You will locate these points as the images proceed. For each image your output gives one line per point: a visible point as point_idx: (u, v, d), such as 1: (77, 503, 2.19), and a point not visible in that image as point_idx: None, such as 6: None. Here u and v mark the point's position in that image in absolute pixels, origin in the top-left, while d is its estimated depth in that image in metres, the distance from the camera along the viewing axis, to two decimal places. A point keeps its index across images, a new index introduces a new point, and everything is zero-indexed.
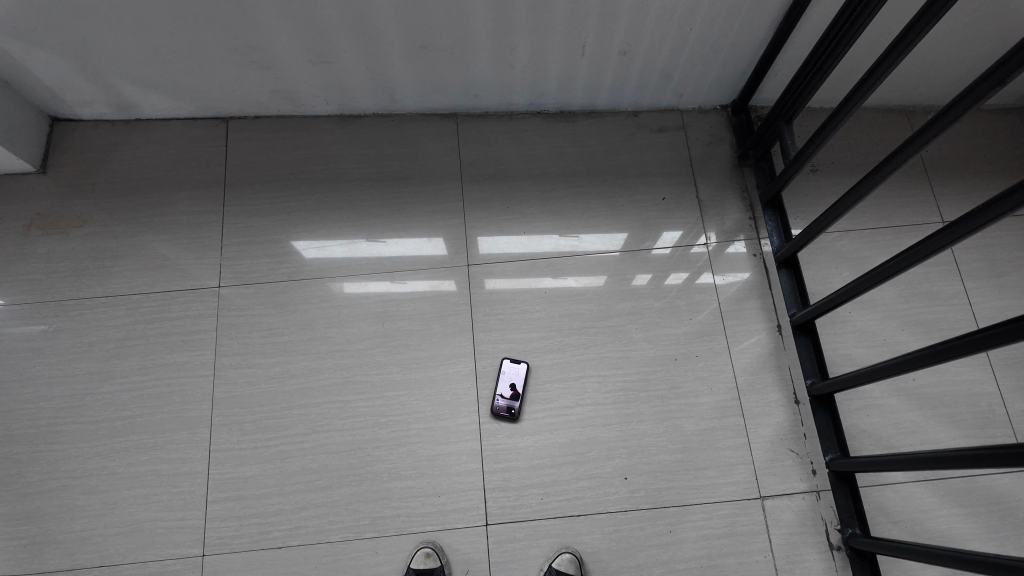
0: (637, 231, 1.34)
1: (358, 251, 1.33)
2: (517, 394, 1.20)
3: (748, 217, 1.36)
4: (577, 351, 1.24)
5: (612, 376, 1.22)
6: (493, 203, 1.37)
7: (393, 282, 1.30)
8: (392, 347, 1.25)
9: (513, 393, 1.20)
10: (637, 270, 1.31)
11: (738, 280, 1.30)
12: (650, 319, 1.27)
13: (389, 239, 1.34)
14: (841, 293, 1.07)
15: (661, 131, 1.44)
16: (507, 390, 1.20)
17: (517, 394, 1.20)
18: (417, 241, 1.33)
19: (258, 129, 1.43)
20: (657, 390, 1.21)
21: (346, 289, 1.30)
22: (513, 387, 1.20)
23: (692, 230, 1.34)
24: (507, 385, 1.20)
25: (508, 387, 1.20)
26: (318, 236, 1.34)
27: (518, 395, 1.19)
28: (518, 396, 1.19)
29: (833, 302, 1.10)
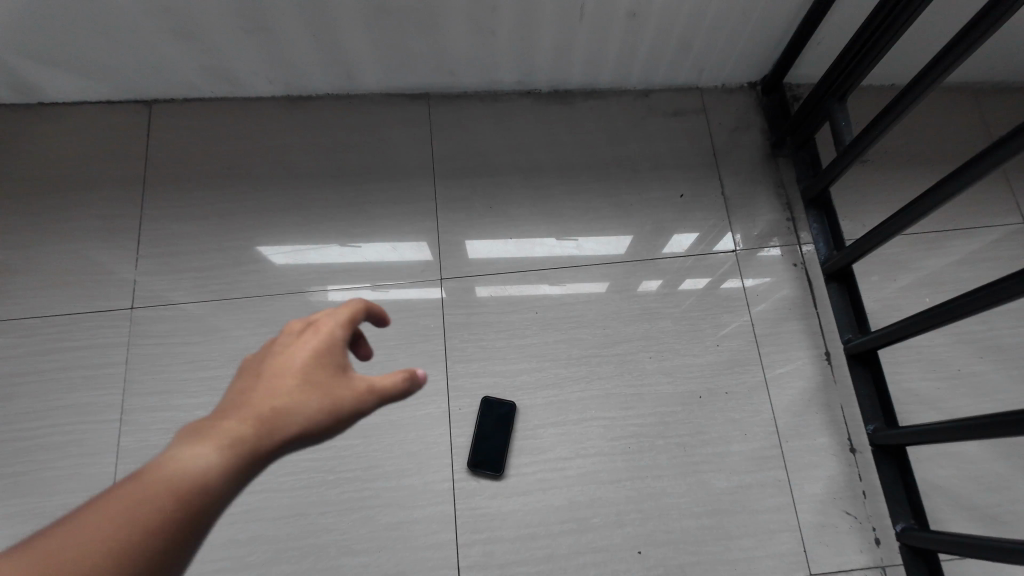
0: (642, 235, 1.09)
1: (304, 257, 1.07)
2: (505, 450, 0.95)
3: (786, 217, 1.10)
4: (575, 387, 0.99)
5: (621, 419, 0.98)
6: (473, 201, 1.11)
7: (350, 303, 1.05)
8: None
9: (500, 449, 0.95)
10: (649, 285, 1.06)
11: (775, 295, 1.05)
12: (668, 346, 1.02)
13: (361, 243, 1.08)
14: (907, 325, 0.85)
15: (677, 114, 1.18)
16: (494, 445, 0.95)
17: (504, 451, 0.95)
18: (379, 247, 1.08)
19: (189, 115, 1.18)
20: (677, 437, 0.97)
21: (288, 309, 1.04)
22: (500, 442, 0.95)
23: (715, 233, 1.09)
24: (493, 437, 0.95)
25: (495, 441, 0.95)
26: (254, 248, 1.09)
27: (504, 453, 0.95)
28: (505, 453, 0.95)
29: (899, 334, 0.87)
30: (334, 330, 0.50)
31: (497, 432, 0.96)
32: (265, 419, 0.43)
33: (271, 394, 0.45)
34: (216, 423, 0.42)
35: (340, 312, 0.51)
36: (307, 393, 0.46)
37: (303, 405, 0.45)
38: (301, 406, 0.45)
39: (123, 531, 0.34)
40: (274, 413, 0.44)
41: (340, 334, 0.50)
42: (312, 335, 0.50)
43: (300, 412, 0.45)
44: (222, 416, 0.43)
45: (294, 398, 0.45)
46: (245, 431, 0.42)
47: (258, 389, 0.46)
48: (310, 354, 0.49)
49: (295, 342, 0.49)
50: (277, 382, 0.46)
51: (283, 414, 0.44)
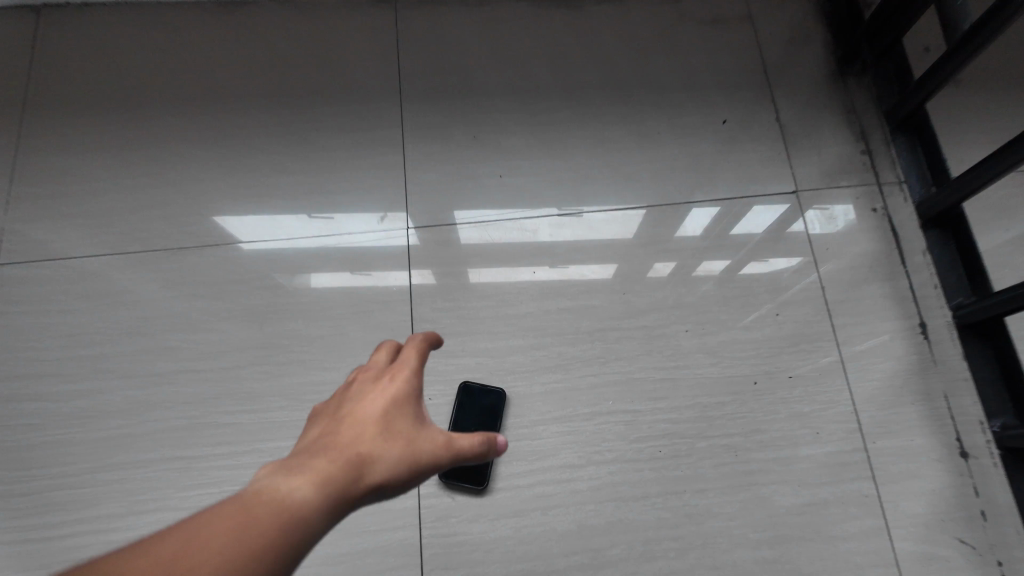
0: (656, 179, 0.82)
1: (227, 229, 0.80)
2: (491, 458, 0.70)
3: (860, 150, 0.84)
4: (586, 370, 0.74)
5: (649, 414, 0.72)
6: (453, 129, 0.84)
7: (312, 277, 0.77)
8: (274, 368, 0.73)
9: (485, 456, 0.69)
10: (682, 239, 0.79)
11: (850, 250, 0.79)
12: (711, 317, 0.76)
13: (335, 214, 0.80)
14: None
15: (715, 24, 0.91)
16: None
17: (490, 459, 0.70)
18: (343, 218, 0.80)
19: (86, 22, 0.91)
20: (725, 438, 0.71)
21: (202, 268, 0.78)
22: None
23: (770, 171, 0.82)
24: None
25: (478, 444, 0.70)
26: (158, 189, 0.82)
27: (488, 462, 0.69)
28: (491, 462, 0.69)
29: None
30: (410, 378, 0.48)
31: (481, 432, 0.70)
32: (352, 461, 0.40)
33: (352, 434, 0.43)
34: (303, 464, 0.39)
35: (408, 356, 0.49)
36: (391, 437, 0.43)
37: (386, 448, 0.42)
38: (385, 450, 0.42)
39: (228, 547, 0.32)
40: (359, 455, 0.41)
41: (415, 381, 0.47)
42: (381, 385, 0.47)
43: (384, 456, 0.42)
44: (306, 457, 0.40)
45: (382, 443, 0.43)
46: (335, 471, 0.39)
47: (337, 432, 0.43)
48: (388, 396, 0.46)
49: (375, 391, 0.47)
50: (358, 424, 0.44)
51: (370, 456, 0.41)
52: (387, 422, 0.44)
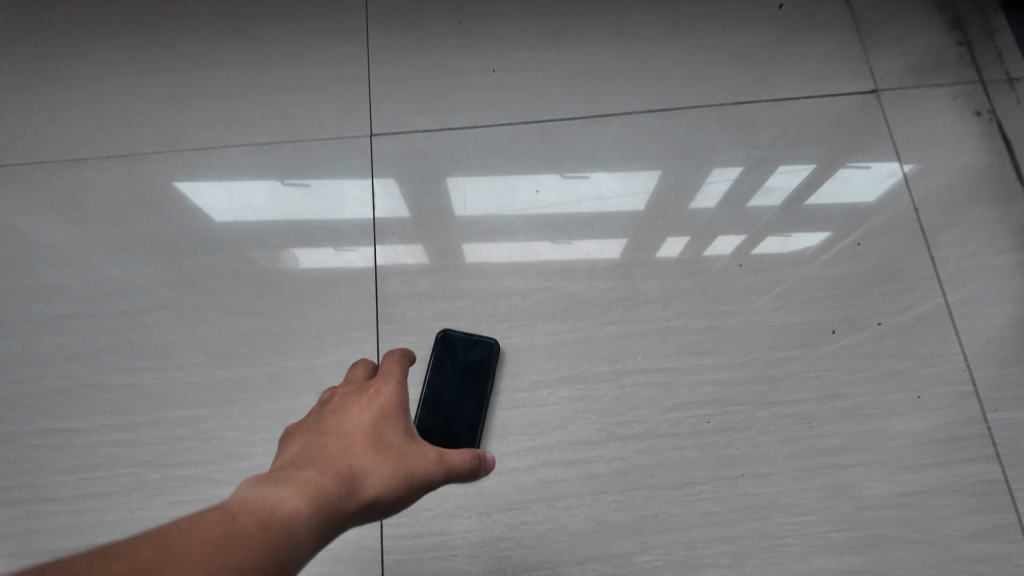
0: (694, 76, 0.63)
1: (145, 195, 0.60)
2: (476, 430, 0.51)
3: (955, 38, 0.65)
4: (606, 316, 0.55)
5: (690, 372, 0.53)
6: (431, 16, 0.65)
7: (297, 253, 0.57)
8: (189, 314, 0.55)
9: (467, 429, 0.51)
10: (728, 149, 0.60)
11: (952, 160, 0.60)
12: (771, 248, 0.57)
13: (313, 180, 0.59)
14: None
15: None
16: (455, 421, 0.51)
17: (474, 433, 0.51)
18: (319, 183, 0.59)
19: None
20: (793, 406, 0.52)
21: (100, 186, 0.60)
22: (466, 415, 0.51)
23: (841, 67, 0.64)
24: (456, 406, 0.51)
25: (458, 413, 0.51)
26: (50, 90, 0.64)
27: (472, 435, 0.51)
28: (475, 435, 0.50)
29: None
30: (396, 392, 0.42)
31: (462, 397, 0.52)
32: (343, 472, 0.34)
33: (340, 445, 0.37)
34: (288, 475, 0.33)
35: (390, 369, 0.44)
36: (384, 447, 0.37)
37: (380, 457, 0.36)
38: (380, 459, 0.36)
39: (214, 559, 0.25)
40: (350, 465, 0.35)
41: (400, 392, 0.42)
42: (366, 398, 0.41)
43: (376, 468, 0.36)
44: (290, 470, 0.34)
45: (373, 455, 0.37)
46: (327, 482, 0.33)
47: (317, 447, 0.37)
48: (376, 408, 0.40)
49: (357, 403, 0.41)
50: (345, 435, 0.38)
51: (362, 467, 0.35)
52: (378, 433, 0.38)
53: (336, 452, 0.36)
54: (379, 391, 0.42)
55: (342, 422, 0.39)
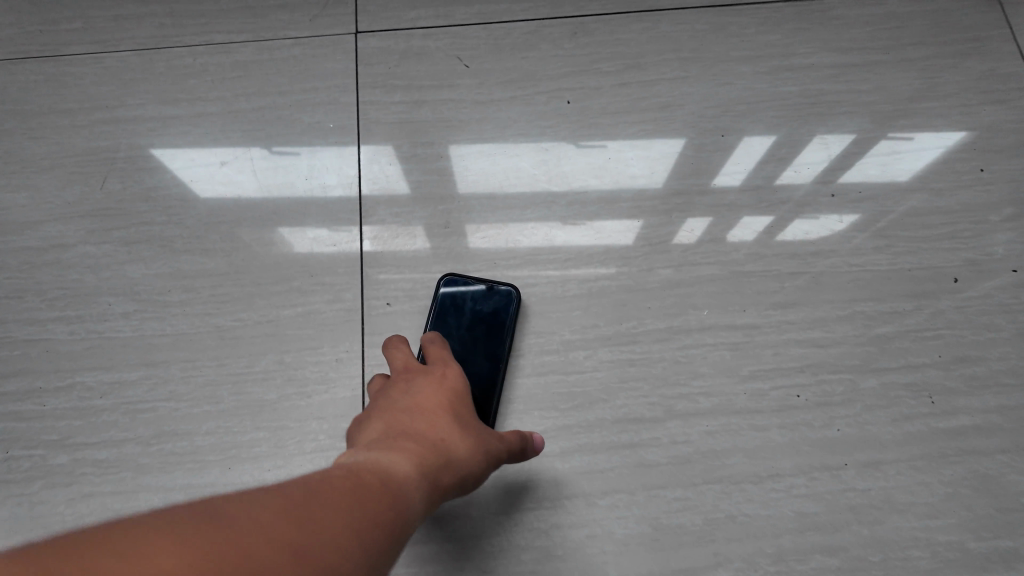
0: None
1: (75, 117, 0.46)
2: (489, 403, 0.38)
3: None
4: (659, 259, 0.42)
5: (772, 331, 0.40)
6: None
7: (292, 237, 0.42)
8: (116, 251, 0.42)
9: (478, 401, 0.38)
10: (812, 50, 0.47)
11: None
12: (873, 174, 0.44)
13: (307, 151, 0.45)
14: None
15: None
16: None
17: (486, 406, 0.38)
18: (319, 152, 0.45)
19: None
20: (909, 376, 0.40)
21: (11, 94, 0.47)
22: (476, 383, 0.39)
23: None
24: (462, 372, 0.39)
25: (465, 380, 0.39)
26: None
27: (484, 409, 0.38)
28: (489, 410, 0.38)
29: None
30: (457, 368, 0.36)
31: (472, 361, 0.39)
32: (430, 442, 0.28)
33: (417, 414, 0.30)
34: (371, 443, 0.27)
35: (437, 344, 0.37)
36: (466, 419, 0.31)
37: (466, 429, 0.30)
38: (463, 434, 0.30)
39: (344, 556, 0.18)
40: (437, 436, 0.29)
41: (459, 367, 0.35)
42: (427, 369, 0.34)
43: (462, 446, 0.29)
44: (364, 443, 0.27)
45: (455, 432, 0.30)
46: (422, 454, 0.27)
47: (388, 421, 0.30)
48: (445, 380, 0.33)
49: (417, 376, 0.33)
50: (416, 405, 0.31)
51: (449, 441, 0.29)
52: (453, 403, 0.32)
53: (418, 427, 0.29)
54: (444, 363, 0.35)
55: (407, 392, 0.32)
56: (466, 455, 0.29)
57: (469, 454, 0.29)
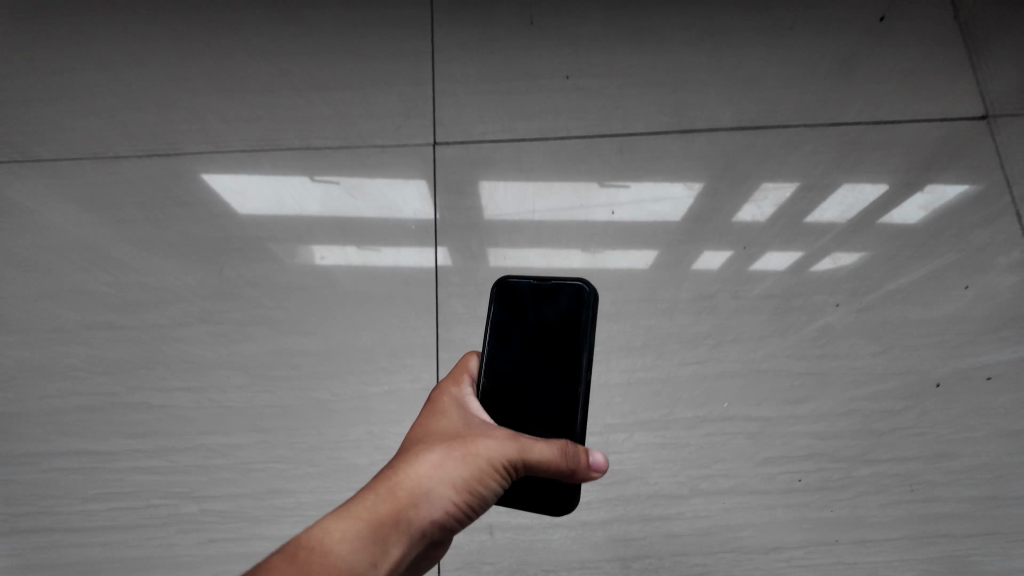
0: (784, 90, 0.58)
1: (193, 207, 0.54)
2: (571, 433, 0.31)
3: None
4: (689, 356, 0.50)
5: (784, 423, 0.48)
6: (500, 13, 0.60)
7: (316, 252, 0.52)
8: (232, 329, 0.50)
9: (556, 426, 0.32)
10: (825, 172, 0.55)
11: None
12: (874, 284, 0.51)
13: (345, 178, 0.54)
14: None
15: None
16: (536, 412, 0.33)
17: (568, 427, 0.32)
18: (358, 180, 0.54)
19: None
20: (899, 467, 0.47)
21: (139, 185, 0.55)
22: (559, 398, 0.32)
23: (945, 87, 0.58)
24: (533, 395, 0.33)
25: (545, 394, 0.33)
26: (91, 78, 0.59)
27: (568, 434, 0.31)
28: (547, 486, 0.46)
29: None
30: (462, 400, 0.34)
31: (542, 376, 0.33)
32: (379, 477, 0.28)
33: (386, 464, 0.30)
34: None
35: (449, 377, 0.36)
36: (445, 440, 0.30)
37: (435, 448, 0.29)
38: (417, 471, 0.28)
39: None
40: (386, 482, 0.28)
41: (460, 397, 0.34)
42: (428, 406, 0.34)
43: (415, 481, 0.28)
44: None
45: (411, 468, 0.28)
46: (362, 493, 0.27)
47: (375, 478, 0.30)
48: (439, 415, 0.33)
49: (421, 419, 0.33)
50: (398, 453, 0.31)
51: (395, 484, 0.28)
52: (427, 441, 0.30)
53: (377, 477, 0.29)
54: (441, 395, 0.34)
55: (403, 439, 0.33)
56: (425, 478, 0.28)
57: (429, 476, 0.28)
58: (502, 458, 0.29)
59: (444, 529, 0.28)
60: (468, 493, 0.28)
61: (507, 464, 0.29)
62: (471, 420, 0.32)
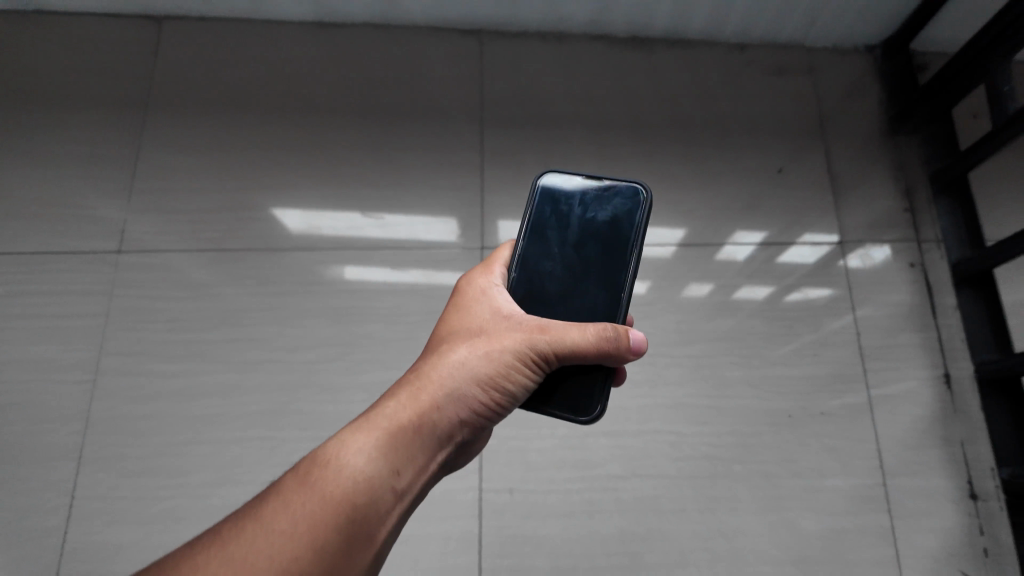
0: (709, 219, 0.90)
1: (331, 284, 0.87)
2: (614, 301, 0.45)
3: (903, 207, 0.92)
4: (637, 391, 0.80)
5: (692, 436, 0.79)
6: (526, 161, 0.93)
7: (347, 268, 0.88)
8: (357, 364, 0.83)
9: (601, 276, 0.46)
10: (729, 276, 0.87)
11: (882, 302, 0.87)
12: (753, 351, 0.83)
13: (387, 215, 0.91)
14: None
15: (779, 72, 1.00)
16: (582, 274, 0.46)
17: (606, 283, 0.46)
18: (399, 216, 0.91)
19: (200, 35, 1.01)
20: (759, 464, 0.78)
21: (298, 269, 0.88)
22: (599, 260, 0.46)
23: (813, 219, 0.91)
24: (581, 263, 0.47)
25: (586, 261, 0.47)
26: (263, 195, 0.92)
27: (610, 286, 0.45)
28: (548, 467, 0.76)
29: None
30: (493, 287, 0.46)
31: (587, 262, 0.47)
32: (421, 381, 0.40)
33: (423, 371, 0.41)
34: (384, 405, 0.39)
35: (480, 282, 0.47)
36: (474, 347, 0.41)
37: (466, 359, 0.40)
38: (450, 378, 0.39)
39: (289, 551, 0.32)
40: (424, 389, 0.39)
41: (487, 305, 0.45)
42: (462, 307, 0.46)
43: (449, 386, 0.39)
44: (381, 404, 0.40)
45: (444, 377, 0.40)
46: (402, 397, 0.39)
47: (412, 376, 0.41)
48: (470, 320, 0.44)
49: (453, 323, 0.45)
50: (431, 359, 0.42)
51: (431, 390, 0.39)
52: (455, 350, 0.41)
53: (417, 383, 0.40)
54: (476, 297, 0.46)
55: (443, 329, 0.45)
56: (449, 379, 0.39)
57: (459, 376, 0.39)
58: (519, 350, 0.40)
59: (469, 417, 0.39)
60: (491, 388, 0.40)
61: (527, 356, 0.40)
62: (493, 327, 0.43)
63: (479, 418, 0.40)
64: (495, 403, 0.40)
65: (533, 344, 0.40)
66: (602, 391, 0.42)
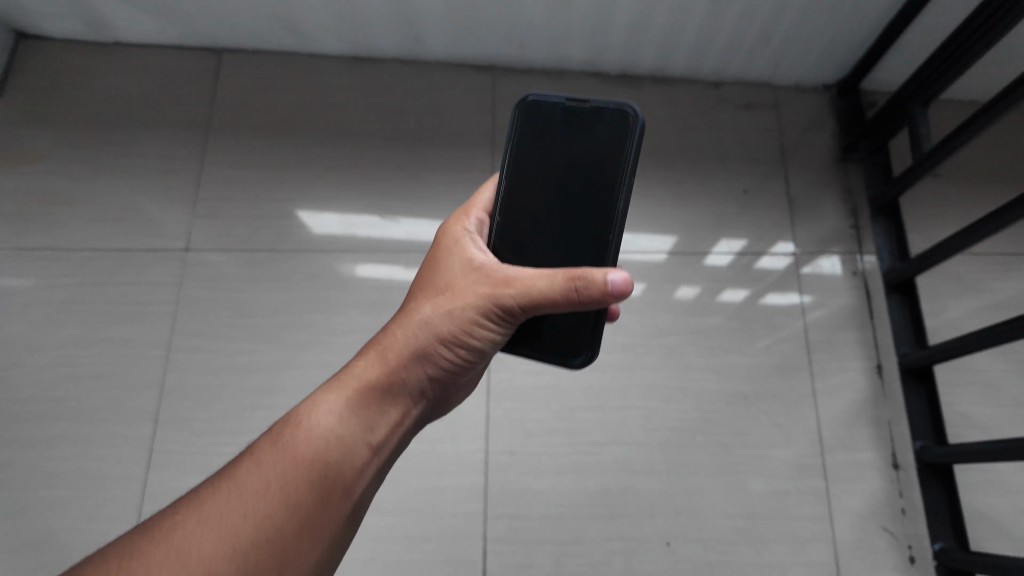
0: (683, 231, 1.06)
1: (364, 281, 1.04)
2: (603, 244, 0.53)
3: (850, 224, 1.09)
4: (618, 374, 0.97)
5: (663, 411, 0.95)
6: None
7: (358, 266, 1.05)
8: None
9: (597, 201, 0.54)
10: (699, 280, 1.03)
11: (828, 304, 1.03)
12: (716, 343, 0.99)
13: (400, 219, 1.08)
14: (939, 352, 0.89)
15: (749, 107, 1.17)
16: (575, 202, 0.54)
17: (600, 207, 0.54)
18: (412, 221, 1.08)
19: (253, 66, 1.19)
20: (718, 436, 0.94)
21: (337, 268, 1.05)
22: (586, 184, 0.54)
23: (771, 234, 1.07)
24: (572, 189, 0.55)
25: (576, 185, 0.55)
26: (307, 204, 1.09)
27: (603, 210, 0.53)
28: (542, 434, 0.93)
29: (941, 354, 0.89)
30: (467, 237, 0.53)
31: (575, 190, 0.55)
32: (388, 342, 0.48)
33: (393, 333, 0.48)
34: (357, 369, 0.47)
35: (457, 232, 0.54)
36: (440, 303, 0.49)
37: (431, 315, 0.48)
38: (413, 337, 0.47)
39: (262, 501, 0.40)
40: (390, 350, 0.47)
41: (459, 257, 0.51)
42: (441, 257, 0.53)
43: (412, 344, 0.47)
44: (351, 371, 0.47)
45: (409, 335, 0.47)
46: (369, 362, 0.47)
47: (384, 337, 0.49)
48: (445, 272, 0.51)
49: (427, 280, 0.51)
50: (400, 322, 0.49)
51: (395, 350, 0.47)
52: (422, 309, 0.49)
53: (384, 347, 0.48)
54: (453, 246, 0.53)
55: (424, 280, 0.52)
56: (411, 339, 0.47)
57: (422, 333, 0.47)
58: (478, 306, 0.47)
59: (434, 372, 0.48)
60: (451, 339, 0.47)
61: (489, 307, 0.47)
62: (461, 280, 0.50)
63: (444, 367, 0.48)
64: (460, 353, 0.48)
65: (493, 297, 0.47)
66: (590, 336, 0.53)
